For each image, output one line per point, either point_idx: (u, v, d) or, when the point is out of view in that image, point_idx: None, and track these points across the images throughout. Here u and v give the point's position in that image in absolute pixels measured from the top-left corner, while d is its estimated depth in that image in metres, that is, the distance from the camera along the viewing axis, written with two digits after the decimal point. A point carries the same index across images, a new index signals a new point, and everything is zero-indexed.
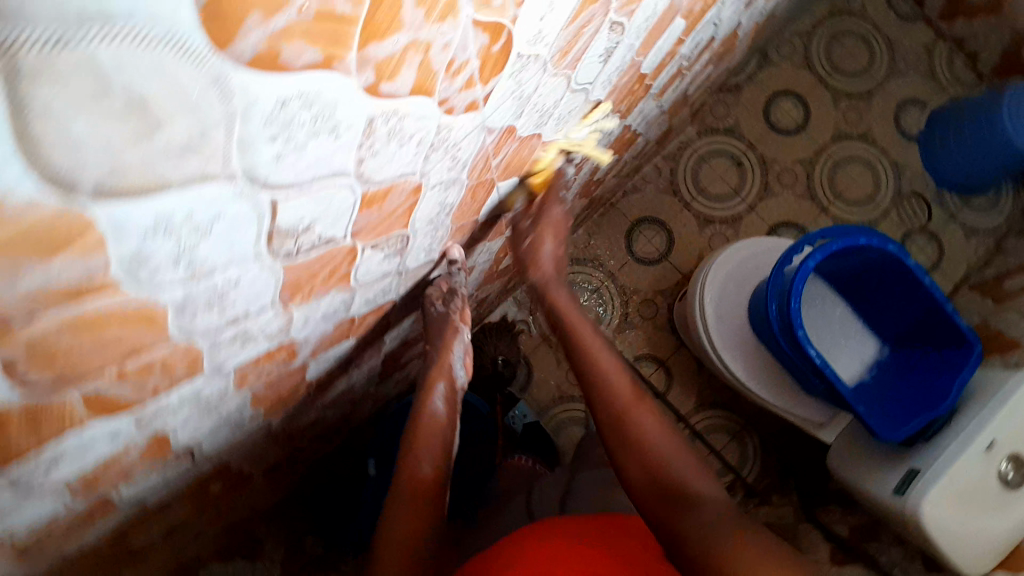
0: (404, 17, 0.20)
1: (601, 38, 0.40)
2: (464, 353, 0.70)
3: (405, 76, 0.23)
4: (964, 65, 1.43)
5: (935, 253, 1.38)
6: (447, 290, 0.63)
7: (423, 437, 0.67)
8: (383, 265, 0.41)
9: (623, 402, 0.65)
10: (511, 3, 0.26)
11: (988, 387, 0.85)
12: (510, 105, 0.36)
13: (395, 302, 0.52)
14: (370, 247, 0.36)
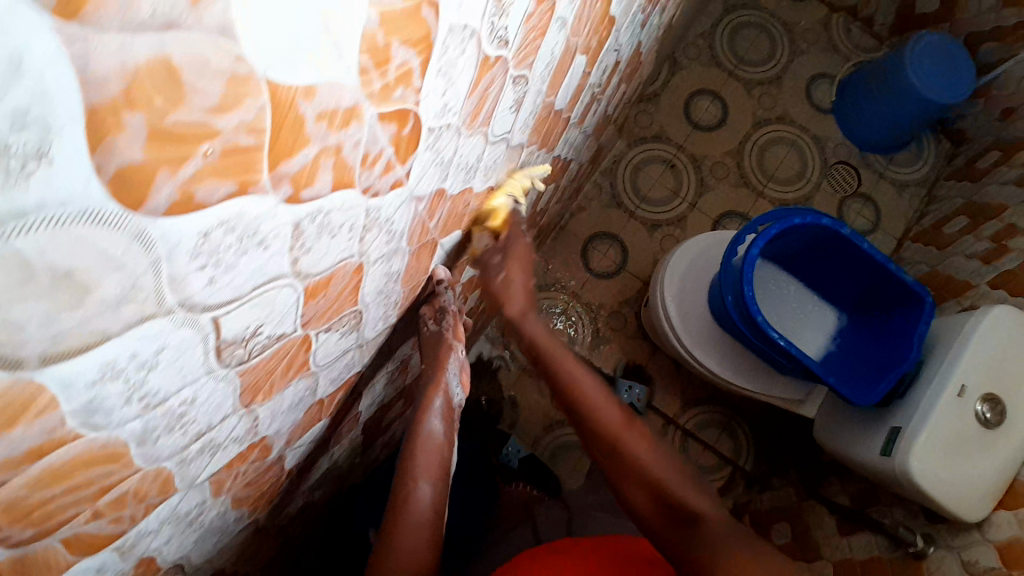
0: (307, 131, 0.22)
1: (507, 93, 0.41)
2: (459, 370, 0.69)
3: (323, 179, 0.25)
4: (862, 31, 1.50)
5: (873, 214, 1.44)
6: (438, 309, 0.62)
7: (421, 455, 0.67)
8: (341, 344, 0.42)
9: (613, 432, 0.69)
10: (411, 90, 0.27)
11: (948, 335, 0.89)
12: (433, 172, 0.37)
13: (361, 372, 0.52)
14: (323, 331, 0.37)
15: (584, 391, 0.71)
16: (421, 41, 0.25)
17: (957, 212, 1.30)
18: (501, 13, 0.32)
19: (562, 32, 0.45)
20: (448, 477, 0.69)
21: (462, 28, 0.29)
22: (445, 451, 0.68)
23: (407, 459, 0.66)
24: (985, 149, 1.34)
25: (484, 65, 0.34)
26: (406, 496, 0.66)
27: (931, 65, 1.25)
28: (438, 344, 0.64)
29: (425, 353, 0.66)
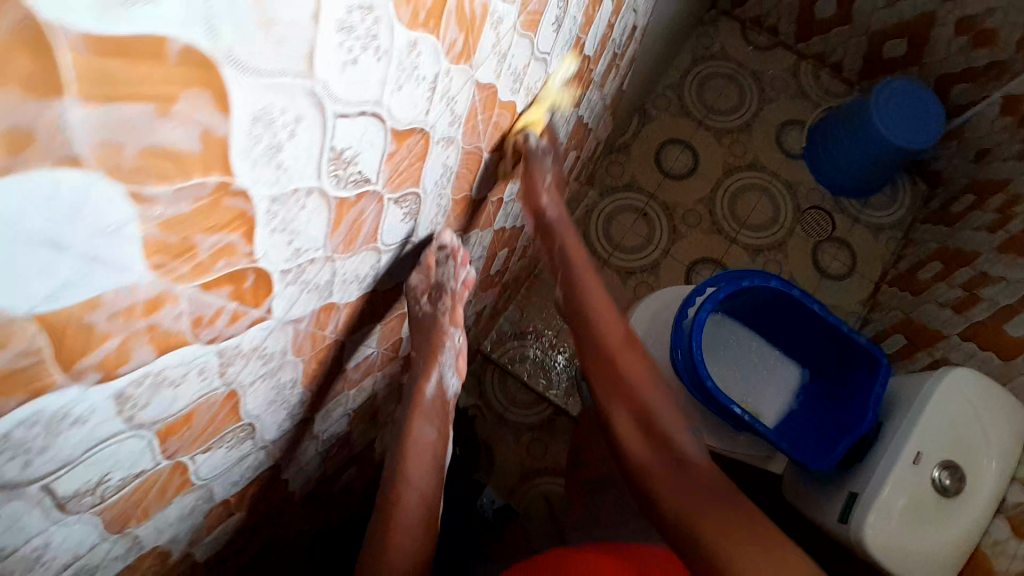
0: (102, 331, 0.25)
1: (393, 212, 0.44)
2: (454, 357, 0.72)
3: (141, 352, 0.28)
4: (831, 77, 1.52)
5: (848, 258, 1.43)
6: (433, 285, 0.63)
7: (412, 454, 0.69)
8: (229, 455, 0.46)
9: (611, 345, 0.81)
10: (240, 256, 0.30)
11: (907, 398, 0.87)
12: (309, 296, 0.40)
13: (266, 466, 0.54)
14: (202, 451, 0.42)
15: (593, 312, 0.81)
16: (236, 221, 0.28)
17: (931, 257, 1.28)
18: (344, 165, 0.34)
19: (450, 147, 0.47)
20: (439, 473, 0.72)
21: (292, 193, 0.31)
22: (438, 446, 0.72)
23: (397, 459, 0.69)
24: (962, 190, 1.30)
25: (340, 205, 0.36)
26: (393, 497, 0.68)
27: (897, 110, 1.26)
28: (432, 327, 0.67)
29: (418, 342, 0.70)
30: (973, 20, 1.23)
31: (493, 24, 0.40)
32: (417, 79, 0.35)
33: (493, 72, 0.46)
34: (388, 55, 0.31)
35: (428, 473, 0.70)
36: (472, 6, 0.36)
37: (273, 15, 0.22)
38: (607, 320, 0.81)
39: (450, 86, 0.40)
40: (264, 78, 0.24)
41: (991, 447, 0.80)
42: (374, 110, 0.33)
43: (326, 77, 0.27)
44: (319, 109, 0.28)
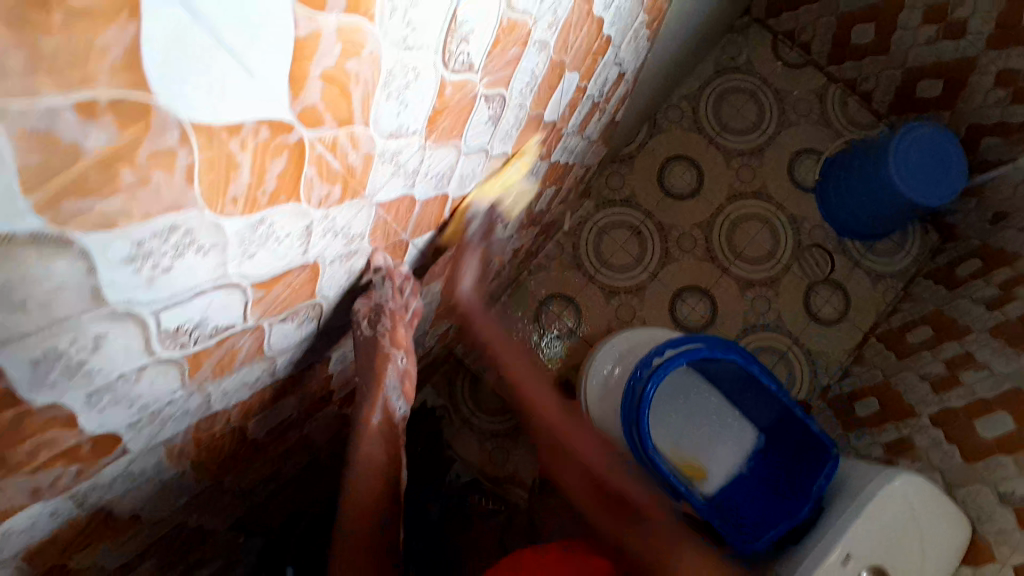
0: None
1: (284, 326, 0.42)
2: (402, 379, 0.64)
3: None
4: (858, 107, 1.43)
5: (841, 302, 1.38)
6: (371, 311, 0.55)
7: (360, 479, 0.65)
8: (115, 539, 0.47)
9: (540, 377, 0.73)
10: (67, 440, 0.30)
11: (852, 485, 0.86)
12: (176, 421, 0.39)
13: (167, 527, 0.56)
14: (80, 549, 0.44)
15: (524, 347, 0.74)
16: (50, 425, 0.28)
17: (923, 320, 1.24)
18: (187, 332, 0.32)
19: (354, 258, 0.44)
20: (394, 495, 0.66)
21: (115, 379, 0.29)
22: (390, 470, 0.65)
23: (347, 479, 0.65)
24: (970, 253, 1.25)
25: (195, 355, 0.34)
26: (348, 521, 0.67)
27: (918, 157, 1.19)
28: (373, 348, 0.58)
29: (361, 363, 0.61)
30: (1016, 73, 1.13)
31: (386, 160, 0.37)
32: (276, 239, 0.32)
33: (404, 186, 0.42)
34: (224, 240, 0.28)
35: (374, 488, 0.65)
36: (345, 158, 0.32)
37: (23, 296, 0.21)
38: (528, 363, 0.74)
39: (336, 221, 0.37)
40: (28, 337, 0.23)
41: (918, 551, 0.81)
42: (217, 284, 0.31)
43: (126, 296, 0.25)
44: (128, 320, 0.27)
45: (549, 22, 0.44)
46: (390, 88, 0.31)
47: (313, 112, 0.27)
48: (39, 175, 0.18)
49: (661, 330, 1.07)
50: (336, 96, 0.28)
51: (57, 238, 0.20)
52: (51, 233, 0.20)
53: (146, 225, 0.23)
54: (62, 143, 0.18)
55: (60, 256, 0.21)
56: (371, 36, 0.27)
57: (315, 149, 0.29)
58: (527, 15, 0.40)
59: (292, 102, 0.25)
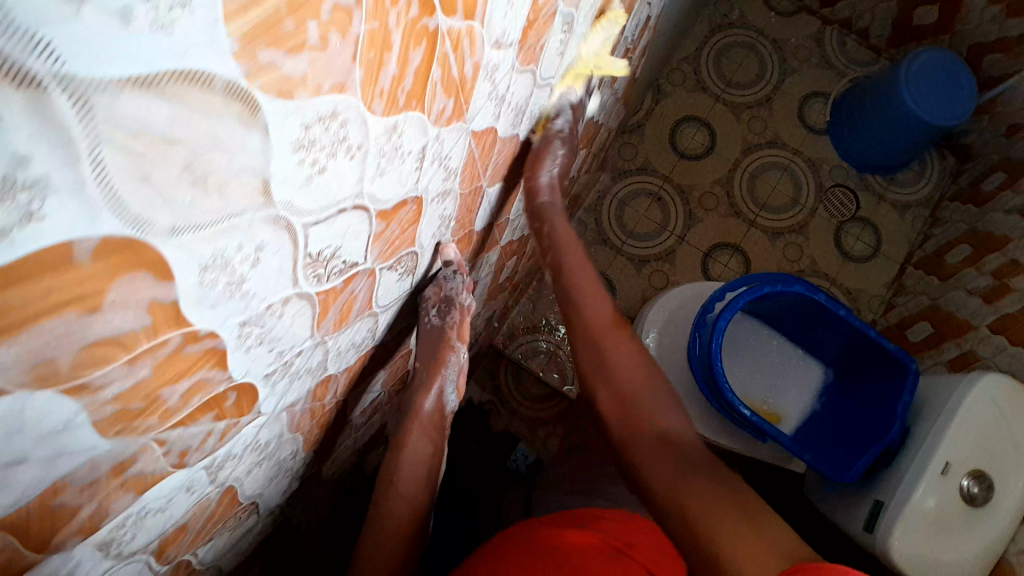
0: (70, 505, 0.25)
1: (387, 277, 0.41)
2: (458, 374, 0.67)
3: (121, 502, 0.28)
4: (857, 44, 1.44)
5: (872, 238, 1.38)
6: (442, 300, 0.57)
7: (404, 469, 0.67)
8: (231, 532, 0.46)
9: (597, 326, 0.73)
10: (214, 384, 0.28)
11: (933, 399, 0.85)
12: (298, 383, 0.38)
13: (270, 521, 0.53)
14: (202, 543, 0.42)
15: (586, 304, 0.74)
16: (204, 360, 0.26)
17: (959, 240, 1.24)
18: (325, 261, 0.30)
19: (447, 202, 0.43)
20: (432, 485, 0.70)
21: (265, 310, 0.28)
22: (434, 461, 0.69)
23: (389, 469, 0.67)
24: (992, 168, 1.26)
25: (326, 295, 0.33)
26: (381, 517, 0.66)
27: (928, 86, 1.19)
28: (438, 339, 0.61)
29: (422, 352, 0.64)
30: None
31: (488, 73, 0.36)
32: (402, 156, 0.31)
33: (492, 115, 0.41)
34: (367, 144, 0.27)
35: (410, 504, 0.66)
36: (463, 63, 0.31)
37: (208, 169, 0.19)
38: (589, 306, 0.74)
39: (444, 145, 0.36)
40: (200, 235, 0.20)
41: (1014, 449, 0.78)
42: (354, 204, 0.29)
43: (289, 197, 0.24)
44: (284, 231, 0.25)
45: None
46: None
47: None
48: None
49: (706, 284, 1.06)
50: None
51: (244, 94, 0.18)
52: (241, 87, 0.18)
53: (315, 100, 0.21)
54: None
55: (248, 120, 0.19)
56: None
57: (444, 45, 0.28)
58: None
59: None
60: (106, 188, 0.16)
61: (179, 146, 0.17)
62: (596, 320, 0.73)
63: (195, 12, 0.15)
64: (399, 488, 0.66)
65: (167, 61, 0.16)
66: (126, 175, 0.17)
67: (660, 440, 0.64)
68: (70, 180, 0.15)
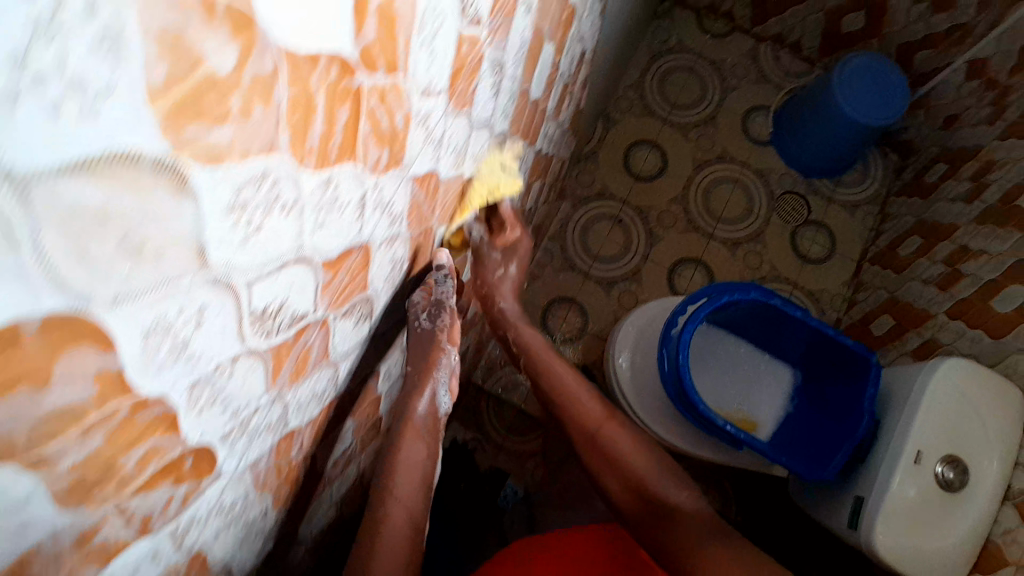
0: None
1: (342, 325, 0.42)
2: (449, 378, 0.70)
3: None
4: (790, 57, 1.49)
5: (827, 239, 1.43)
6: (431, 305, 0.62)
7: (400, 475, 0.67)
8: None
9: (594, 422, 0.84)
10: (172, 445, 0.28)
11: (899, 390, 0.87)
12: (259, 440, 0.38)
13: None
14: None
15: (571, 392, 0.86)
16: (156, 425, 0.26)
17: (909, 232, 1.29)
18: (272, 315, 0.31)
19: (395, 246, 0.45)
20: (427, 493, 0.70)
21: (214, 370, 0.28)
22: (430, 467, 0.70)
23: (385, 478, 0.67)
24: (934, 159, 1.32)
25: (277, 349, 0.34)
26: (377, 527, 0.65)
27: (860, 90, 1.26)
28: (428, 343, 0.64)
29: (412, 357, 0.67)
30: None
31: (419, 121, 0.37)
32: (341, 208, 0.32)
33: (431, 157, 0.43)
34: (303, 200, 0.28)
35: (408, 508, 0.67)
36: (392, 115, 0.33)
37: (144, 239, 0.20)
38: (574, 396, 0.86)
39: (384, 192, 0.37)
40: (142, 301, 0.21)
41: (988, 435, 0.79)
42: (295, 258, 0.30)
43: (226, 257, 0.25)
44: (225, 290, 0.26)
45: None
46: (424, 32, 0.32)
47: (367, 55, 0.27)
48: (161, 79, 0.17)
49: (670, 300, 1.08)
50: (386, 35, 0.28)
51: (173, 166, 0.19)
52: (169, 159, 0.19)
53: (244, 166, 0.23)
54: (185, 46, 0.18)
55: (180, 190, 0.20)
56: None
57: (369, 100, 0.30)
58: None
59: (356, 38, 0.26)
60: (44, 268, 0.17)
61: (113, 222, 0.18)
62: (589, 416, 0.85)
63: (121, 94, 0.16)
64: (397, 496, 0.66)
65: (99, 142, 0.16)
66: (64, 252, 0.17)
67: (670, 513, 0.75)
68: (11, 262, 0.16)
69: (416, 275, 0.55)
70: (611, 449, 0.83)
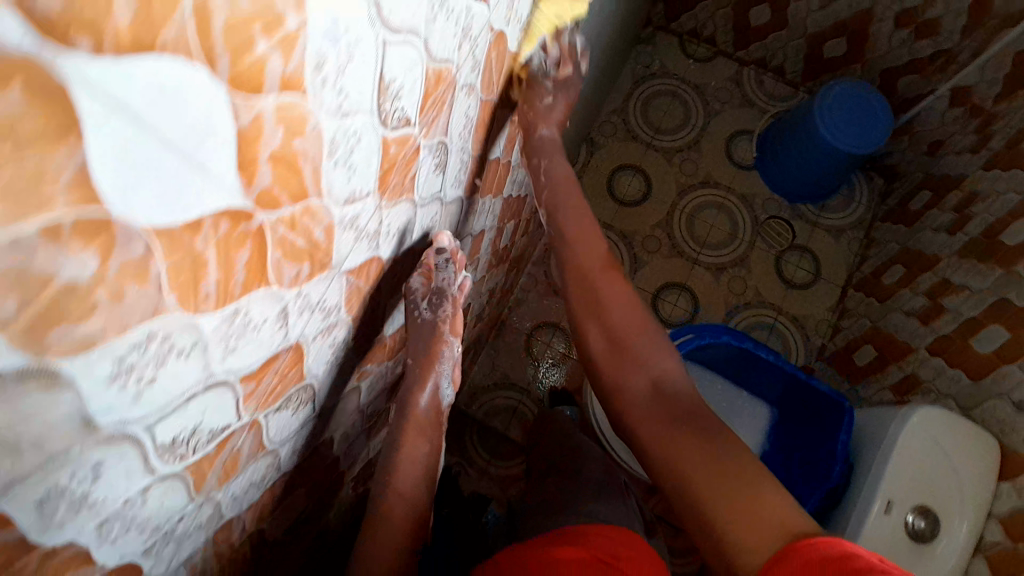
0: None
1: (278, 416, 0.42)
2: (452, 368, 0.71)
3: None
4: (774, 81, 1.50)
5: (812, 264, 1.42)
6: (433, 292, 0.63)
7: (403, 464, 0.69)
8: None
9: (596, 269, 0.67)
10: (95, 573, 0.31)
11: (873, 437, 0.87)
12: (190, 536, 0.39)
13: None
14: None
15: (581, 226, 0.68)
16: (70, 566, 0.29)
17: (892, 260, 1.28)
18: (184, 440, 0.32)
19: (333, 335, 0.44)
20: (431, 481, 0.72)
21: (123, 505, 0.30)
22: (432, 456, 0.72)
23: (388, 469, 0.69)
24: (918, 187, 1.31)
25: (196, 465, 0.35)
26: (380, 512, 0.68)
27: (843, 114, 1.25)
28: (431, 332, 0.65)
29: (415, 348, 0.67)
30: (913, 12, 1.20)
31: (346, 227, 0.37)
32: (255, 328, 0.32)
33: (367, 249, 0.43)
34: (205, 337, 0.28)
35: (410, 499, 0.69)
36: (309, 234, 0.33)
37: (18, 434, 0.22)
38: (589, 249, 0.67)
39: (310, 297, 0.37)
40: (28, 481, 0.23)
41: (959, 485, 0.79)
42: (206, 386, 0.31)
43: (118, 416, 0.26)
44: (121, 442, 0.27)
45: (469, 70, 0.45)
46: (338, 157, 0.32)
47: (266, 199, 0.28)
48: (9, 310, 0.18)
49: None
50: (286, 176, 0.28)
51: (40, 373, 0.21)
52: (32, 368, 0.20)
53: (123, 339, 0.23)
54: (33, 273, 0.18)
55: (53, 389, 0.22)
56: (314, 113, 0.28)
57: (275, 232, 0.30)
58: (453, 63, 0.41)
59: (246, 190, 0.26)
60: None
61: None
62: (589, 256, 0.67)
63: None
64: (397, 483, 0.68)
65: None
66: None
67: (659, 394, 0.61)
68: None
69: (368, 345, 0.54)
70: (608, 302, 0.65)
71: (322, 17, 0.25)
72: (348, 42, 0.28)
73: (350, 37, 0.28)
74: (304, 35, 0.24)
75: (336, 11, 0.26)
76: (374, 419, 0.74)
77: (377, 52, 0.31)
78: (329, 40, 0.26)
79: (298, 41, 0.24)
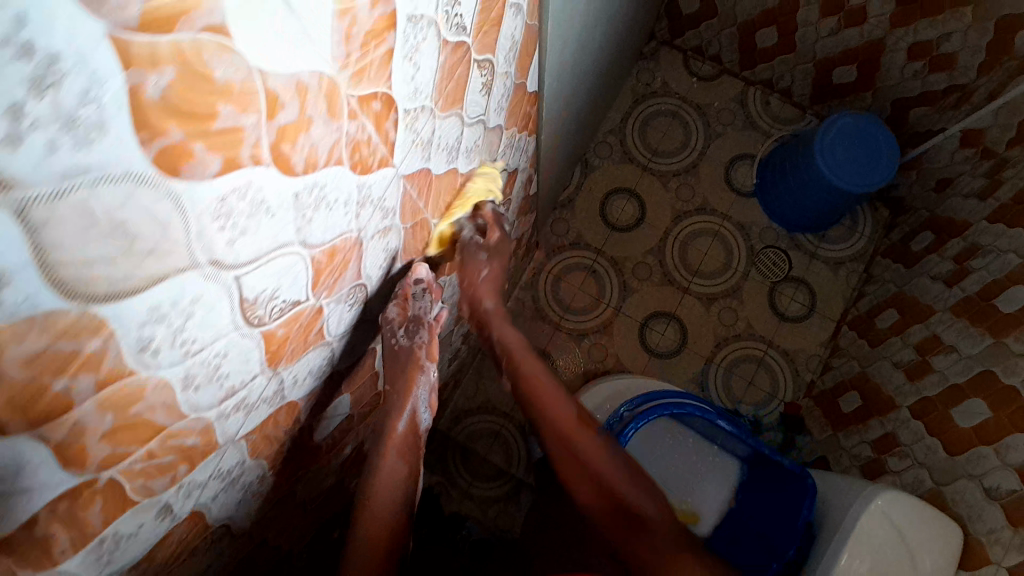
0: None
1: (187, 561, 0.45)
2: (428, 392, 0.68)
3: None
4: (780, 102, 1.45)
5: (807, 297, 1.38)
6: (410, 318, 0.60)
7: (385, 489, 0.69)
8: None
9: (566, 426, 0.79)
10: None
11: (837, 514, 0.86)
12: None
13: None
14: None
15: (538, 384, 0.79)
16: None
17: (888, 302, 1.24)
18: None
19: (237, 483, 0.45)
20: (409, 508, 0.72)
21: None
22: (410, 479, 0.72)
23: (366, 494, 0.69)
24: (921, 226, 1.25)
25: None
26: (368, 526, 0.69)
27: (844, 151, 1.20)
28: (408, 361, 0.63)
29: (391, 373, 0.65)
30: (928, 45, 1.14)
31: (230, 413, 0.38)
32: (133, 537, 0.36)
33: (270, 406, 0.43)
34: (71, 573, 0.33)
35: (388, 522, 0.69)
36: (181, 445, 0.34)
37: None
38: (552, 412, 0.79)
39: (196, 479, 0.39)
40: None
41: (911, 567, 0.78)
42: None
43: None
44: None
45: (380, 218, 0.44)
46: (199, 383, 0.32)
47: (111, 459, 0.30)
48: None
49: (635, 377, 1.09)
50: (129, 435, 0.30)
51: None
52: None
53: None
54: None
55: None
56: (151, 377, 0.28)
57: (131, 469, 0.32)
58: (352, 230, 0.40)
59: (77, 470, 0.28)
60: None
61: None
62: (563, 418, 0.79)
63: None
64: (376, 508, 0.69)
65: None
66: None
67: (639, 524, 0.77)
68: None
69: (297, 457, 0.55)
70: (586, 454, 0.79)
71: (134, 317, 0.25)
72: (182, 308, 0.27)
73: (184, 306, 0.27)
74: (115, 338, 0.25)
75: (153, 301, 0.25)
76: (337, 485, 0.76)
77: (229, 292, 0.30)
78: (153, 325, 0.26)
79: (107, 355, 0.25)
